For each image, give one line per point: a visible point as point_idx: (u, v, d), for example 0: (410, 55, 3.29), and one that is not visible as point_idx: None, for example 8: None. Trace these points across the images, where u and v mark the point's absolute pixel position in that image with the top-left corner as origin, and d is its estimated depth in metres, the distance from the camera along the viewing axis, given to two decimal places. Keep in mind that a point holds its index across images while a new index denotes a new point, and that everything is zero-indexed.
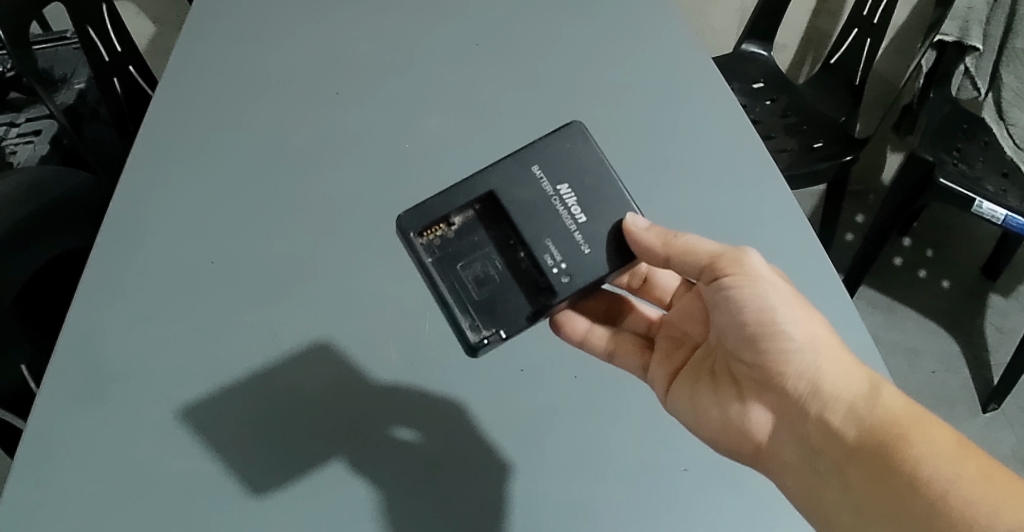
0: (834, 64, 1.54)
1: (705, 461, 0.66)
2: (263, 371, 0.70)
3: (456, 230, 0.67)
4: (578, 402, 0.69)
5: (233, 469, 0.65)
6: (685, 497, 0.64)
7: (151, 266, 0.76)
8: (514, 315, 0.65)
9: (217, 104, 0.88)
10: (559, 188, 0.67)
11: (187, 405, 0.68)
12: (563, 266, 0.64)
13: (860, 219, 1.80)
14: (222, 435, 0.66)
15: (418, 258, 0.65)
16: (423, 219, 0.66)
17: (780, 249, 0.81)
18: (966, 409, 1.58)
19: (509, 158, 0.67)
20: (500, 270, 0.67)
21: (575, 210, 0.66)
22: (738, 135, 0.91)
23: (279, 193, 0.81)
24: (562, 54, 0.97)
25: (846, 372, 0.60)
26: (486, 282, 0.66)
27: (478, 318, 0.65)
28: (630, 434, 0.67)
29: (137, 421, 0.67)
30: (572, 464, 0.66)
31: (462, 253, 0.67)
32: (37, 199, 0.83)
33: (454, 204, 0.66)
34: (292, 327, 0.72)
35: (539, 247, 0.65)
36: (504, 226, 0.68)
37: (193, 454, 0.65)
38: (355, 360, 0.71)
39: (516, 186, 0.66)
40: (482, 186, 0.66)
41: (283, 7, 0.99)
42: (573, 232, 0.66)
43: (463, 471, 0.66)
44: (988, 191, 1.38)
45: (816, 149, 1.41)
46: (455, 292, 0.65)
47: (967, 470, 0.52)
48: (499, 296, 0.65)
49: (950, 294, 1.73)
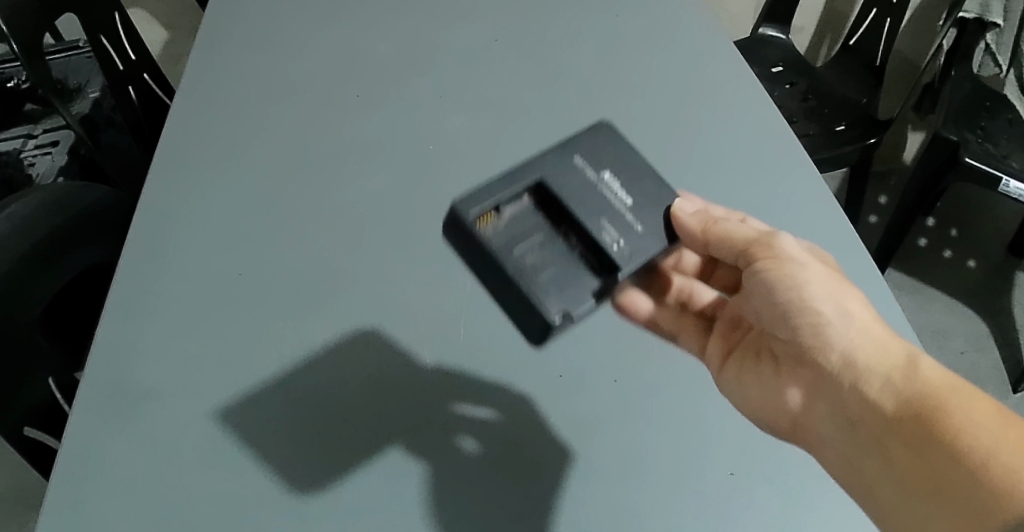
0: (854, 45, 1.52)
1: (746, 464, 0.65)
2: (291, 383, 0.67)
3: (508, 218, 0.60)
4: (618, 409, 0.67)
5: (258, 484, 0.61)
6: (727, 505, 0.62)
7: (177, 278, 0.74)
8: (582, 290, 0.58)
9: (238, 110, 0.87)
10: (602, 176, 0.63)
11: (220, 421, 0.64)
12: (622, 242, 0.60)
13: (883, 201, 1.78)
14: (247, 449, 0.63)
15: (480, 242, 0.58)
16: (479, 200, 0.59)
17: (815, 237, 0.79)
18: (997, 390, 1.54)
19: (549, 150, 0.64)
20: (558, 256, 0.60)
21: (621, 194, 0.63)
22: (766, 124, 0.89)
23: (306, 200, 0.80)
24: (584, 47, 0.96)
25: (880, 345, 0.57)
26: (547, 265, 0.58)
27: (547, 297, 0.56)
28: (669, 438, 0.66)
29: (165, 441, 0.63)
30: (615, 472, 0.64)
31: (517, 237, 0.59)
32: (65, 213, 0.82)
33: (509, 187, 0.60)
34: (323, 335, 0.70)
35: (591, 220, 0.61)
36: (554, 213, 0.62)
37: (216, 473, 0.62)
38: (389, 371, 0.68)
39: (564, 173, 0.63)
40: (533, 171, 0.62)
41: (301, 13, 0.99)
42: (624, 213, 0.62)
43: (503, 468, 0.64)
44: (1014, 168, 1.34)
45: (838, 132, 1.39)
46: (520, 274, 0.57)
47: (1008, 440, 0.49)
48: (562, 277, 0.58)
49: (976, 273, 1.72)
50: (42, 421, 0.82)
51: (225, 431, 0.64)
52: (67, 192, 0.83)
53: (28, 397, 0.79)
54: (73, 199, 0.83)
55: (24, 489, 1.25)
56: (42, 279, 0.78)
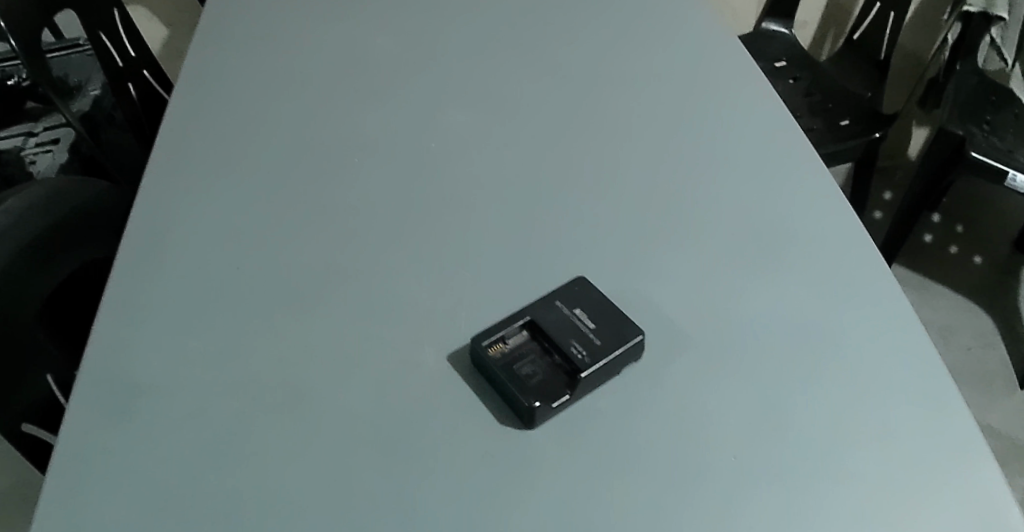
0: (858, 38, 1.51)
1: (770, 463, 0.56)
2: (276, 369, 0.61)
3: (504, 348, 0.61)
4: (631, 399, 0.59)
5: (226, 475, 0.55)
6: (752, 507, 0.53)
7: (163, 260, 0.71)
8: (554, 390, 0.58)
9: (237, 105, 0.87)
10: (575, 311, 0.63)
11: (200, 407, 0.59)
12: (587, 351, 0.59)
13: (888, 196, 1.76)
14: (226, 435, 0.57)
15: (482, 359, 0.60)
16: (482, 335, 0.61)
17: (824, 221, 0.75)
18: (1005, 386, 1.50)
19: (536, 299, 0.65)
20: (536, 370, 0.59)
21: (588, 321, 0.62)
22: (770, 114, 0.88)
23: (301, 187, 0.78)
24: (585, 45, 0.96)
25: None
26: (527, 375, 0.59)
27: (527, 396, 0.57)
28: (678, 426, 0.58)
29: (137, 428, 0.58)
30: (625, 464, 0.56)
31: (506, 356, 0.60)
32: (63, 209, 0.82)
33: (499, 326, 0.62)
34: (319, 323, 0.65)
35: (571, 328, 0.62)
36: (539, 344, 0.62)
37: (195, 465, 0.56)
38: (385, 364, 0.61)
39: (548, 312, 0.63)
40: (521, 315, 0.63)
41: (303, 14, 1.00)
42: (589, 331, 0.61)
43: (509, 446, 0.57)
44: (1022, 163, 1.33)
45: (842, 127, 1.38)
46: (506, 383, 0.58)
47: None
48: (540, 383, 0.58)
49: (982, 269, 1.71)
50: (39, 418, 0.81)
51: (208, 418, 0.58)
52: (62, 189, 0.83)
53: (24, 391, 0.78)
54: (69, 195, 0.83)
55: (20, 490, 1.24)
56: (38, 274, 0.77)
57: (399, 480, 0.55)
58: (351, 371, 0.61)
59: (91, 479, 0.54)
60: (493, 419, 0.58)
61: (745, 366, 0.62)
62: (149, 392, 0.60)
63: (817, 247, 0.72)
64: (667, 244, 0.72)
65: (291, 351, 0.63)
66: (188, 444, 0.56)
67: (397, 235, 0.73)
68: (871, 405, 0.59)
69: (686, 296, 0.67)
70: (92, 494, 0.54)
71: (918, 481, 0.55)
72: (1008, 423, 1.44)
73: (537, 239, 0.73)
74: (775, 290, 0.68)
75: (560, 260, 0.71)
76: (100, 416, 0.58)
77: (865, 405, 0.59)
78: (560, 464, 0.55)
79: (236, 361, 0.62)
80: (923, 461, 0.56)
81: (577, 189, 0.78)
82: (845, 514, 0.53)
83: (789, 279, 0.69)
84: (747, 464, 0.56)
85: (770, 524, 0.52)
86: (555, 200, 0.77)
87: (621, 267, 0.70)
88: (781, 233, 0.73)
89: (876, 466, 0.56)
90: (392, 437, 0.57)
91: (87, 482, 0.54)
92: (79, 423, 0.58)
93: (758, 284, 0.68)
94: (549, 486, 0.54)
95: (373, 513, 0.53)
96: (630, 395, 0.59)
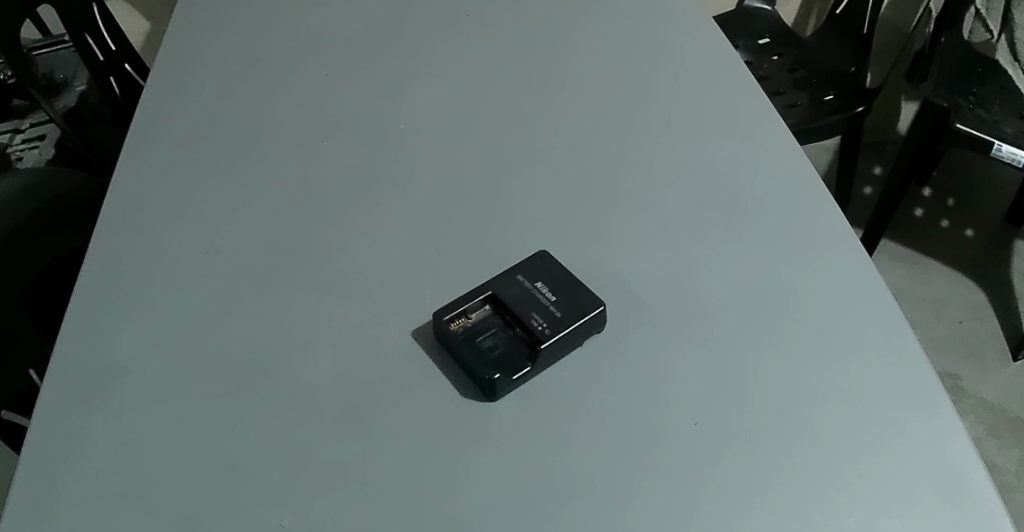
0: (841, 13, 1.49)
1: (731, 429, 0.56)
2: (249, 352, 0.62)
3: (469, 323, 0.62)
4: (596, 373, 0.60)
5: (197, 455, 0.56)
6: (712, 476, 0.54)
7: (137, 246, 0.72)
8: (515, 362, 0.59)
9: (210, 94, 0.88)
10: (537, 285, 0.65)
11: (172, 391, 0.60)
12: (547, 323, 0.61)
13: (877, 171, 1.76)
14: (194, 416, 0.58)
15: (447, 334, 0.61)
16: (446, 310, 0.62)
17: (797, 187, 0.75)
18: (996, 358, 1.50)
19: (500, 273, 0.66)
20: (499, 342, 0.61)
21: (549, 294, 0.64)
22: (734, 79, 0.87)
23: (273, 171, 0.79)
24: (560, 27, 0.97)
25: None
26: (490, 347, 0.60)
27: (489, 368, 0.58)
28: (643, 399, 0.58)
29: (109, 411, 0.59)
30: (587, 435, 0.56)
31: (470, 330, 0.61)
32: (34, 202, 0.83)
33: (463, 300, 0.63)
34: (291, 307, 0.66)
35: (532, 301, 0.63)
36: (502, 318, 0.63)
37: (165, 445, 0.57)
38: (359, 341, 0.63)
39: (509, 286, 0.64)
40: (484, 289, 0.64)
41: (281, 6, 1.01)
42: (549, 304, 0.63)
43: (476, 421, 0.57)
44: (1007, 133, 1.32)
45: (826, 102, 1.38)
46: (469, 356, 0.59)
47: None
48: (502, 355, 0.59)
49: (974, 242, 1.71)
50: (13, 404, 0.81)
51: (180, 400, 0.59)
52: (32, 182, 0.85)
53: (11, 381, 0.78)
54: (40, 188, 0.85)
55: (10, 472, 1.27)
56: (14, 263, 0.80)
57: (368, 457, 0.56)
58: (320, 351, 0.62)
59: (66, 470, 0.56)
60: (460, 396, 0.59)
61: (711, 338, 0.62)
62: (120, 379, 0.61)
63: (783, 213, 0.72)
64: (634, 218, 0.73)
65: (261, 334, 0.64)
66: (158, 431, 0.58)
67: (368, 216, 0.74)
68: (835, 370, 0.60)
69: (651, 269, 0.68)
70: (67, 482, 0.55)
71: (884, 441, 0.56)
72: (1000, 395, 1.45)
73: (505, 216, 0.73)
74: (739, 259, 0.69)
75: (526, 236, 0.71)
76: (73, 405, 0.59)
77: (830, 369, 0.60)
78: (525, 439, 0.56)
79: (207, 346, 0.63)
80: (890, 422, 0.57)
81: (549, 167, 0.78)
82: (809, 476, 0.54)
83: (754, 247, 0.69)
84: (710, 431, 0.56)
85: (731, 494, 0.53)
86: (524, 177, 0.77)
87: (588, 243, 0.70)
88: (748, 201, 0.74)
89: (840, 427, 0.56)
90: (361, 417, 0.58)
91: (61, 470, 0.56)
92: (53, 412, 0.59)
93: (722, 254, 0.69)
94: (516, 461, 0.55)
95: (339, 490, 0.54)
96: (595, 367, 0.60)
